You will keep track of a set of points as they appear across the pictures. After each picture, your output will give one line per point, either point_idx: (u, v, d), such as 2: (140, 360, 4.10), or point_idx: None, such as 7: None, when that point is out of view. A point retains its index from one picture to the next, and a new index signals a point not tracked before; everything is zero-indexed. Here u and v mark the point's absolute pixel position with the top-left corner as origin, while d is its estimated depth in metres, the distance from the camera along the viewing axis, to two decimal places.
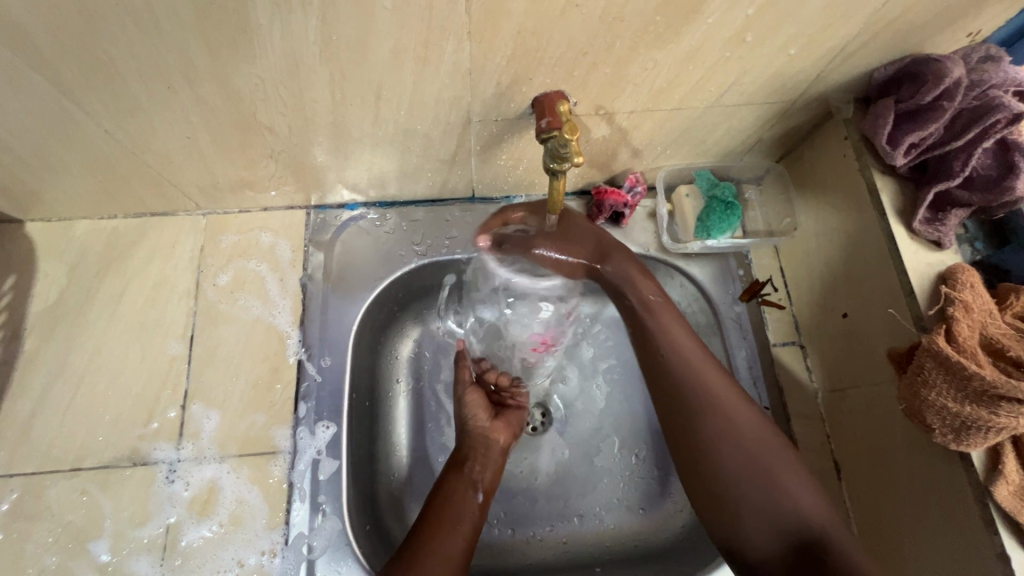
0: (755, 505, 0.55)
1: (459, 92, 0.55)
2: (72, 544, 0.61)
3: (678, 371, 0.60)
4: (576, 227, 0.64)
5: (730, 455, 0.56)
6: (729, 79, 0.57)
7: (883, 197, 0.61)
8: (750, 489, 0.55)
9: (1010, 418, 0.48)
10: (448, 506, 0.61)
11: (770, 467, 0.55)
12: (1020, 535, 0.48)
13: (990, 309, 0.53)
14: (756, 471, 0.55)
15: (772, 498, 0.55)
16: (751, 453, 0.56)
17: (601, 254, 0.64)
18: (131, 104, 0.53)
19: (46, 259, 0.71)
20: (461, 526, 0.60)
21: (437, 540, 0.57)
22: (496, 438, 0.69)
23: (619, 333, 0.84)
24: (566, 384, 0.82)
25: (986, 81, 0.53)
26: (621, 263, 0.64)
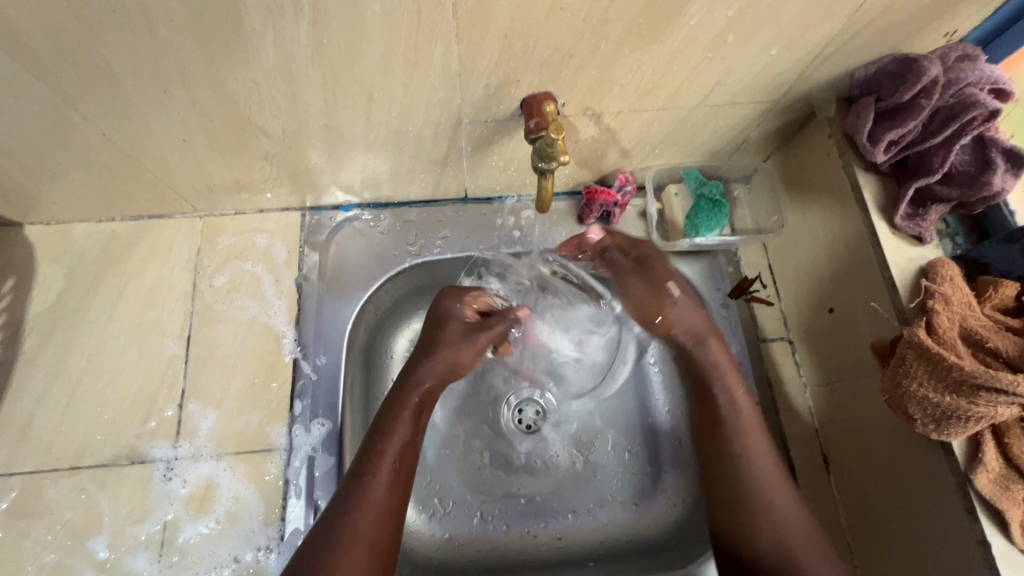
0: (764, 532, 0.58)
1: (449, 94, 0.57)
2: (71, 541, 0.61)
3: (735, 430, 0.62)
4: (663, 276, 0.69)
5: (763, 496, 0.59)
6: (713, 79, 0.59)
7: (866, 193, 0.62)
8: (759, 519, 0.59)
9: (988, 407, 0.49)
10: (360, 483, 0.55)
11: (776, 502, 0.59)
12: (1000, 522, 0.49)
13: (969, 301, 0.54)
14: (769, 507, 0.59)
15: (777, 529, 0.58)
16: (774, 498, 0.59)
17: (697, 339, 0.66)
18: (128, 108, 0.54)
19: (45, 262, 0.72)
20: (375, 506, 0.55)
21: (351, 527, 0.53)
22: (424, 384, 0.64)
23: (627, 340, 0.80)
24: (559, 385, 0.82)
25: (962, 80, 0.54)
26: (713, 351, 0.66)
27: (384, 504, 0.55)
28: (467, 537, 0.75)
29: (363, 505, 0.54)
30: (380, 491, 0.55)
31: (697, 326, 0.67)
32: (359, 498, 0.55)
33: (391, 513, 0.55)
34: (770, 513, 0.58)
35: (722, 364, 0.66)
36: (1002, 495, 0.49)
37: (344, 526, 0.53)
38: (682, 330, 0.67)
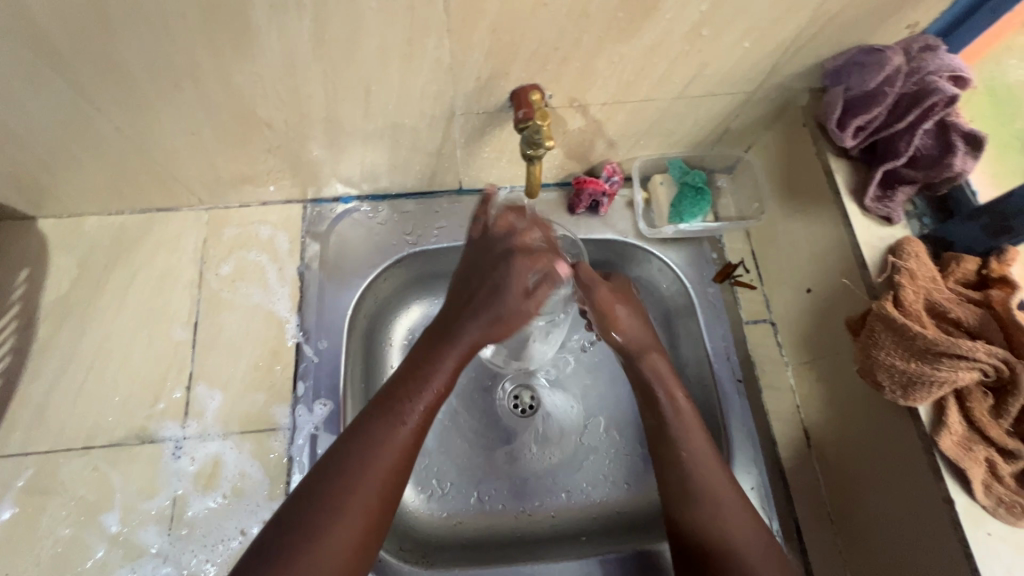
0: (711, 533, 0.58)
1: (442, 87, 0.60)
2: (85, 516, 0.64)
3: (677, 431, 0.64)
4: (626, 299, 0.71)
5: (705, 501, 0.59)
6: (692, 71, 0.62)
7: (838, 178, 0.66)
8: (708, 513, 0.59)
9: (950, 372, 0.52)
10: (390, 424, 0.56)
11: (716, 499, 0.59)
12: (963, 480, 0.52)
13: (933, 276, 0.58)
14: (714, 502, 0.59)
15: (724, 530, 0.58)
16: (723, 507, 0.59)
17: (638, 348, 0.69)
18: (141, 101, 0.57)
19: (58, 253, 0.75)
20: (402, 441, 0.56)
21: (368, 462, 0.54)
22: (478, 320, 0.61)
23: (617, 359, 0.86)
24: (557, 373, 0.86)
25: (923, 69, 0.57)
26: (655, 362, 0.69)
27: (404, 451, 0.55)
28: (464, 516, 0.78)
29: (388, 445, 0.55)
30: (406, 435, 0.56)
31: (638, 332, 0.70)
32: (382, 436, 0.55)
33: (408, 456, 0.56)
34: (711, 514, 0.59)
35: (661, 371, 0.68)
36: (964, 455, 0.52)
37: (363, 458, 0.54)
38: (629, 339, 0.69)
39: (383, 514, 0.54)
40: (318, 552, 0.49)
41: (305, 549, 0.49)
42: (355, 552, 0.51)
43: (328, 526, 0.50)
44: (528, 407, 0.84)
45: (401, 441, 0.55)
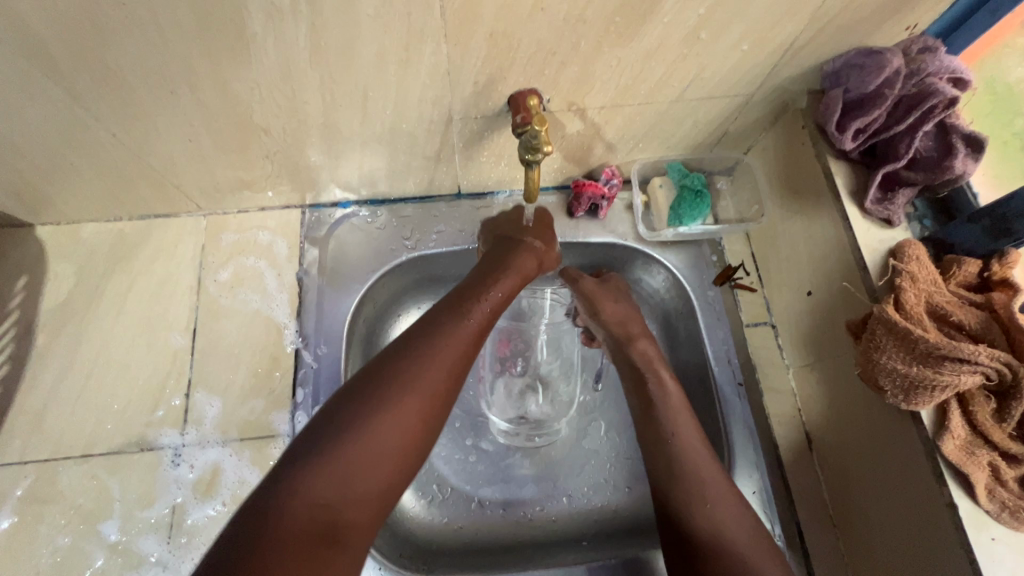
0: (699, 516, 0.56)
1: (440, 92, 0.60)
2: (84, 525, 0.64)
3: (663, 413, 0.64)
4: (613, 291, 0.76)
5: (710, 509, 0.57)
6: (690, 74, 0.62)
7: (838, 180, 0.66)
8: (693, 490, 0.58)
9: (953, 376, 0.52)
10: (456, 321, 0.57)
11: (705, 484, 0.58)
12: (966, 484, 0.52)
13: (934, 279, 0.58)
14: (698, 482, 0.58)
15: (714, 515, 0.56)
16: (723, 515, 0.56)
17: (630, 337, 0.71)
18: (137, 108, 0.57)
19: (56, 261, 0.75)
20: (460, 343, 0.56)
21: (434, 353, 0.54)
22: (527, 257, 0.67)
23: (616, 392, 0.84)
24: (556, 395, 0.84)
25: (923, 70, 0.57)
26: (644, 348, 0.70)
27: (468, 350, 0.57)
28: (465, 521, 0.77)
29: (453, 338, 0.56)
30: (470, 332, 0.58)
31: (624, 320, 0.73)
32: (450, 331, 0.56)
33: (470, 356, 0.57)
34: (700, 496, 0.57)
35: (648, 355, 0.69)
36: (967, 458, 0.52)
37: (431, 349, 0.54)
38: (611, 323, 0.73)
39: (434, 416, 0.52)
40: (379, 425, 0.49)
41: (370, 424, 0.48)
42: (413, 436, 0.50)
43: (394, 400, 0.50)
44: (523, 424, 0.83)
45: (466, 340, 0.57)
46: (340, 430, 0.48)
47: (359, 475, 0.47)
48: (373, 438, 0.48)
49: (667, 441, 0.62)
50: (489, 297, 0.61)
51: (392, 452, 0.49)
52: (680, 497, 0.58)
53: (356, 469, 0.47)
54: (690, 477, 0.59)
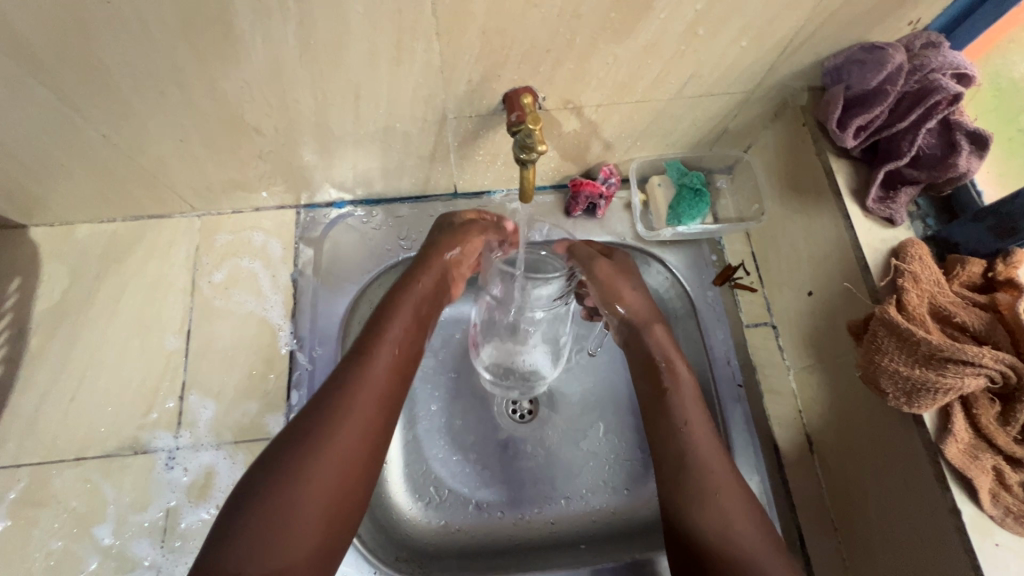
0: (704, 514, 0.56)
1: (433, 90, 0.59)
2: (77, 528, 0.64)
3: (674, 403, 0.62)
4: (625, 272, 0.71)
5: (717, 502, 0.56)
6: (688, 71, 0.61)
7: (839, 178, 0.64)
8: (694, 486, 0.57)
9: (956, 378, 0.51)
10: (361, 368, 0.55)
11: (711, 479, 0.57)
12: (969, 489, 0.51)
13: (938, 279, 0.57)
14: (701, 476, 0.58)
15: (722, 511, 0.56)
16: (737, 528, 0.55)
17: (643, 321, 0.68)
18: (126, 109, 0.56)
19: (50, 262, 0.75)
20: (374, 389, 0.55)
21: (344, 408, 0.52)
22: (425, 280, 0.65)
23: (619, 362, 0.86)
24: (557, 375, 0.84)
25: (926, 66, 0.56)
26: (657, 333, 0.67)
27: (381, 395, 0.55)
28: (462, 524, 0.76)
29: (363, 385, 0.54)
30: (380, 374, 0.56)
31: (639, 309, 0.69)
32: (360, 379, 0.54)
33: (387, 401, 0.55)
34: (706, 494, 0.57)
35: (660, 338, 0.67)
36: (971, 463, 0.51)
37: (339, 403, 0.53)
38: (630, 311, 0.68)
39: (359, 467, 0.52)
40: (293, 497, 0.48)
41: (284, 495, 0.48)
42: (333, 498, 0.50)
43: (303, 466, 0.49)
44: (527, 412, 0.83)
45: (379, 385, 0.55)
46: (255, 510, 0.47)
47: (278, 552, 0.46)
48: (291, 509, 0.48)
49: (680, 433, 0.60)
50: (391, 336, 0.59)
51: (312, 521, 0.48)
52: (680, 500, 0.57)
53: (270, 543, 0.46)
54: (692, 473, 0.58)
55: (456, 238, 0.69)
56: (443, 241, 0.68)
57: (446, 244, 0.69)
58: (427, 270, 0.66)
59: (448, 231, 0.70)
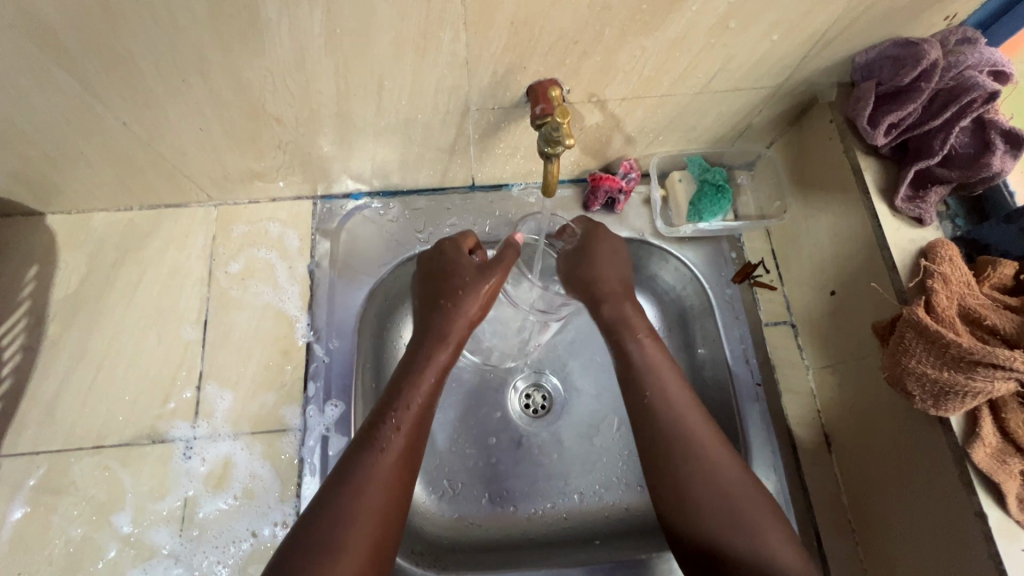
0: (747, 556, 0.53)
1: (457, 82, 0.58)
2: (97, 516, 0.64)
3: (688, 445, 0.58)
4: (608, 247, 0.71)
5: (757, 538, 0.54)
6: (716, 64, 0.60)
7: (867, 176, 0.63)
8: (733, 534, 0.55)
9: (985, 381, 0.50)
10: (370, 458, 0.56)
11: (747, 517, 0.55)
12: (996, 493, 0.51)
13: (968, 280, 0.56)
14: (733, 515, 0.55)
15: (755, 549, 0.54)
16: (741, 503, 0.56)
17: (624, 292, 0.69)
18: (149, 97, 0.56)
19: (67, 250, 0.74)
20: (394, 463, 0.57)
21: (372, 480, 0.55)
22: (470, 314, 0.67)
23: None
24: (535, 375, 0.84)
25: (962, 63, 0.54)
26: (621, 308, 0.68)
27: (392, 485, 0.55)
28: (476, 518, 0.77)
29: (387, 453, 0.57)
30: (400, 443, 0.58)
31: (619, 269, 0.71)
32: (370, 471, 0.55)
33: (399, 488, 0.56)
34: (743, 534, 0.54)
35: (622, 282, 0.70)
36: (999, 467, 0.51)
37: (354, 501, 0.53)
38: (596, 280, 0.69)
39: (387, 531, 0.54)
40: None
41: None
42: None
43: (337, 536, 0.51)
44: (539, 407, 0.83)
45: (387, 475, 0.55)
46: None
47: None
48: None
49: (701, 477, 0.57)
50: (400, 425, 0.59)
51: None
52: (726, 534, 0.55)
53: None
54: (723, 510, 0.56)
55: (482, 281, 0.68)
56: (465, 301, 0.67)
57: (472, 276, 0.68)
58: (452, 314, 0.66)
59: (471, 276, 0.68)
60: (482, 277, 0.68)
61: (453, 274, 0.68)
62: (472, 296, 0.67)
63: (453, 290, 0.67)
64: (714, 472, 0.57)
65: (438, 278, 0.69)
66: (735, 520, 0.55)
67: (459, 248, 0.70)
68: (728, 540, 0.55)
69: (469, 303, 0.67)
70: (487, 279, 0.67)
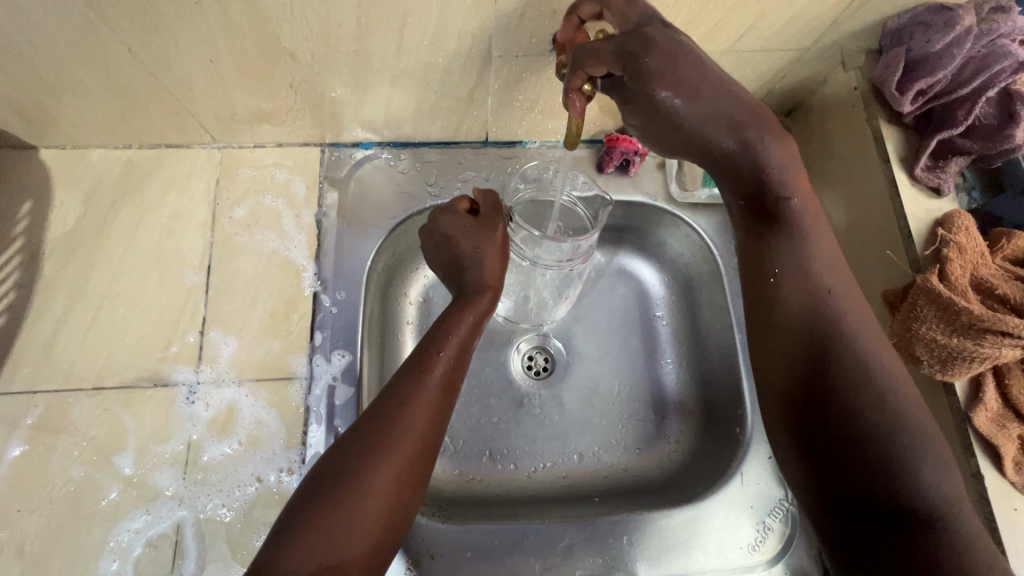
0: (861, 401, 0.49)
1: (483, 23, 0.56)
2: (98, 456, 0.63)
3: (790, 262, 0.55)
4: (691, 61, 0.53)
5: (842, 367, 0.51)
6: (748, 21, 0.59)
7: (888, 146, 0.63)
8: (878, 373, 0.50)
9: (993, 349, 0.52)
10: (415, 381, 0.57)
11: (836, 353, 0.51)
12: (994, 456, 0.53)
13: (981, 251, 0.56)
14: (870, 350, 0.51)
15: (846, 385, 0.50)
16: (828, 330, 0.52)
17: (744, 135, 0.55)
18: (158, 20, 0.53)
19: (62, 186, 0.71)
20: (434, 382, 0.58)
21: (417, 396, 0.56)
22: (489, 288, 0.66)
23: (626, 318, 0.84)
24: (548, 336, 0.83)
25: (995, 31, 0.55)
26: (768, 151, 0.55)
27: (435, 407, 0.57)
28: (475, 474, 0.77)
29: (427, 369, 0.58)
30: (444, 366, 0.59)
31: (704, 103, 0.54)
32: (415, 392, 0.57)
33: (439, 410, 0.57)
34: (842, 359, 0.51)
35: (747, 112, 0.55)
36: (998, 431, 0.52)
37: (398, 418, 0.55)
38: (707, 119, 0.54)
39: (430, 448, 0.55)
40: (353, 510, 0.49)
41: (348, 499, 0.50)
42: (396, 496, 0.52)
43: (381, 441, 0.53)
44: (542, 369, 0.82)
45: (432, 397, 0.57)
46: (317, 509, 0.49)
47: (352, 521, 0.49)
48: (352, 514, 0.49)
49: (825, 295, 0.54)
50: (444, 355, 0.60)
51: (368, 529, 0.50)
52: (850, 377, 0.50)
53: (343, 508, 0.49)
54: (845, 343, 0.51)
55: (485, 236, 0.67)
56: (488, 253, 0.67)
57: (471, 236, 0.67)
58: (482, 263, 0.67)
59: (469, 240, 0.67)
60: (484, 232, 0.67)
61: (461, 239, 0.67)
62: (486, 252, 0.67)
63: (467, 250, 0.67)
64: (873, 385, 0.49)
65: (448, 247, 0.68)
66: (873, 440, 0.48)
67: (454, 212, 0.68)
68: (852, 399, 0.49)
69: (487, 272, 0.67)
70: (493, 230, 0.67)
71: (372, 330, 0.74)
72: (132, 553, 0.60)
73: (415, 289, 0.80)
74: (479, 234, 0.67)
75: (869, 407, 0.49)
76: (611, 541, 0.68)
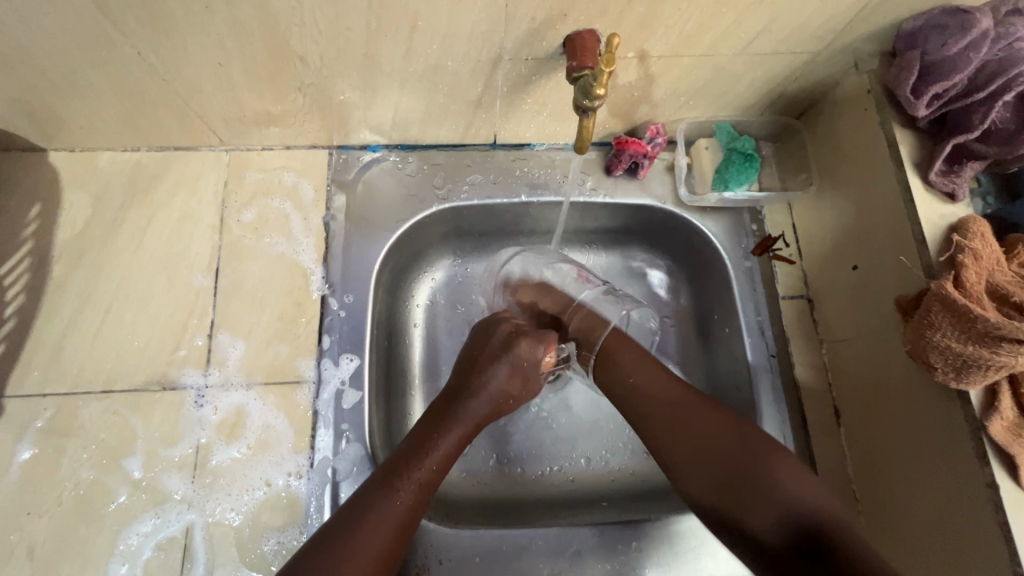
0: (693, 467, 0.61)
1: (493, 27, 0.56)
2: (107, 460, 0.63)
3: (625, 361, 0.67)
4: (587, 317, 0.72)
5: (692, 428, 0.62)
6: (762, 22, 0.58)
7: (902, 150, 0.62)
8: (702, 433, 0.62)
9: (1009, 357, 0.51)
10: (385, 498, 0.55)
11: (684, 419, 0.63)
12: (1010, 465, 0.52)
13: (998, 258, 0.56)
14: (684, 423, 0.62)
15: (699, 447, 0.61)
16: (664, 415, 0.63)
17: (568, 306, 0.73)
18: (168, 24, 0.53)
19: (72, 188, 0.72)
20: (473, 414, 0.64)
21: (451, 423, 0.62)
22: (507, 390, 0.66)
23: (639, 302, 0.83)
24: None
25: (1012, 35, 0.54)
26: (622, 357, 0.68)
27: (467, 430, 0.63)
28: (482, 476, 0.76)
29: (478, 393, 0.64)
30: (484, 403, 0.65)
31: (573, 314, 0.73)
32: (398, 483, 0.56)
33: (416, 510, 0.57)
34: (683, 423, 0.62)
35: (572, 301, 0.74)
36: (1014, 440, 0.52)
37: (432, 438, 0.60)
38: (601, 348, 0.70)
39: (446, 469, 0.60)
40: (376, 517, 0.54)
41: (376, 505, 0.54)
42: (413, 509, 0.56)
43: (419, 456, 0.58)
44: None
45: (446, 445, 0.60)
46: (352, 511, 0.54)
47: (369, 527, 0.53)
48: (376, 523, 0.53)
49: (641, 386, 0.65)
50: (467, 416, 0.63)
51: (383, 537, 0.53)
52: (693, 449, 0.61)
53: (372, 522, 0.53)
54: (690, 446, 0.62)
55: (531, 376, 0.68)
56: (512, 394, 0.67)
57: (533, 367, 0.68)
58: (523, 385, 0.68)
59: (517, 389, 0.67)
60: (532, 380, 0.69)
61: (525, 369, 0.67)
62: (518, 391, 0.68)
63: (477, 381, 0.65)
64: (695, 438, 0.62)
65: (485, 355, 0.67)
66: (778, 506, 0.57)
67: (537, 347, 0.68)
68: (683, 468, 0.62)
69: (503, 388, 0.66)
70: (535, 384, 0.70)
71: (381, 333, 0.75)
72: (142, 557, 0.60)
73: (422, 292, 0.82)
74: (527, 378, 0.68)
75: (718, 457, 0.60)
76: (619, 547, 0.68)
